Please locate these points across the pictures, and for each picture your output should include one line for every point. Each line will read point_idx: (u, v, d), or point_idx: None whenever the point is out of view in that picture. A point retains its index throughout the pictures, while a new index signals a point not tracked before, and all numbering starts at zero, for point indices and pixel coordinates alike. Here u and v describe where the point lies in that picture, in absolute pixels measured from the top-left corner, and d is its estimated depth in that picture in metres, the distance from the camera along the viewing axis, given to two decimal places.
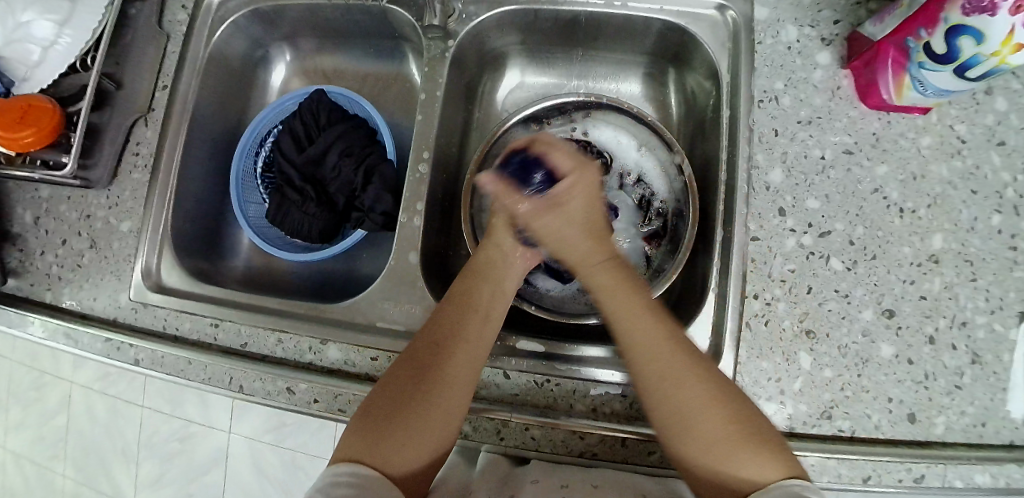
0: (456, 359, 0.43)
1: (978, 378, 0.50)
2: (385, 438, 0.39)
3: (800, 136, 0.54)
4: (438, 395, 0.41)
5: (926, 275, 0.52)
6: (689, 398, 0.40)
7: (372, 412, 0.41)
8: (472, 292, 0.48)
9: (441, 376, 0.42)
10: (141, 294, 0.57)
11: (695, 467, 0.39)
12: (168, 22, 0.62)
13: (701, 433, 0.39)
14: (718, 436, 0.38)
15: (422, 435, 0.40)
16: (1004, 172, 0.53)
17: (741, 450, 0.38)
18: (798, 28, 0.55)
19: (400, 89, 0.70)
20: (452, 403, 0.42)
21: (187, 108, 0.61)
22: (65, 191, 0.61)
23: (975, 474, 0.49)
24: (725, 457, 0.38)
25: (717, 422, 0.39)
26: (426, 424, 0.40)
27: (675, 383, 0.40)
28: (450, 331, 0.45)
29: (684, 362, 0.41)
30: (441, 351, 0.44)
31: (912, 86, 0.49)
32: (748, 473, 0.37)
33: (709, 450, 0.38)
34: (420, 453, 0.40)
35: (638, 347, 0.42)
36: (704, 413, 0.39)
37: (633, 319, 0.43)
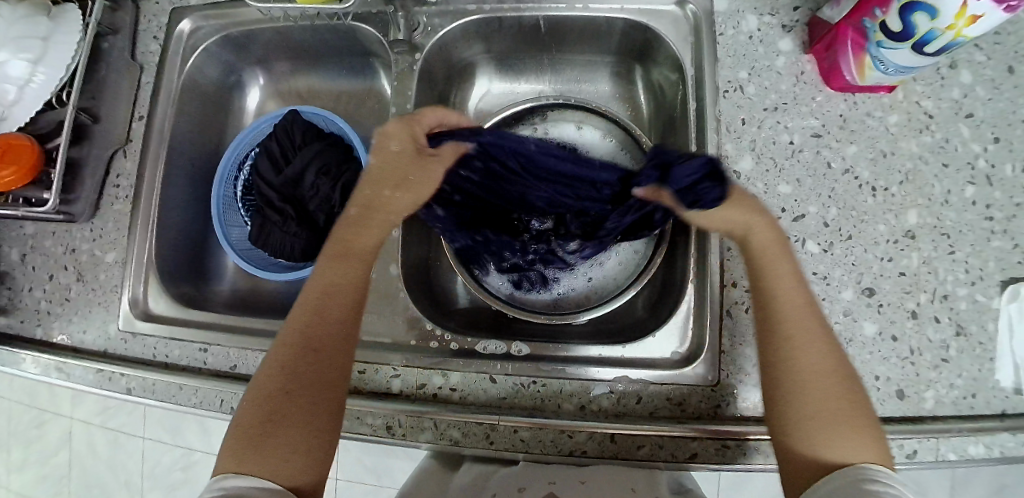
0: (325, 360, 0.42)
1: (964, 350, 0.50)
2: (264, 451, 0.37)
3: (767, 123, 0.54)
4: (316, 405, 0.40)
5: (903, 251, 0.52)
6: (829, 374, 0.40)
7: (257, 414, 0.39)
8: (337, 277, 0.45)
9: (319, 382, 0.41)
10: (128, 322, 0.57)
11: (803, 442, 0.39)
12: (141, 54, 0.63)
13: (824, 401, 0.39)
14: (835, 409, 0.39)
15: (304, 444, 0.39)
16: (974, 143, 0.53)
17: (843, 428, 0.38)
18: (758, 17, 0.56)
19: (375, 104, 0.71)
20: (336, 394, 0.41)
21: (164, 136, 0.62)
22: (49, 227, 0.61)
23: (968, 446, 0.49)
24: (834, 430, 0.38)
25: (834, 389, 0.40)
26: (307, 426, 0.39)
27: (818, 346, 0.41)
28: (322, 330, 0.42)
29: (820, 334, 0.42)
30: (311, 348, 0.42)
31: (874, 66, 0.50)
32: (851, 448, 0.37)
33: (821, 425, 0.38)
34: (313, 446, 0.39)
35: (798, 316, 0.42)
36: (831, 382, 0.40)
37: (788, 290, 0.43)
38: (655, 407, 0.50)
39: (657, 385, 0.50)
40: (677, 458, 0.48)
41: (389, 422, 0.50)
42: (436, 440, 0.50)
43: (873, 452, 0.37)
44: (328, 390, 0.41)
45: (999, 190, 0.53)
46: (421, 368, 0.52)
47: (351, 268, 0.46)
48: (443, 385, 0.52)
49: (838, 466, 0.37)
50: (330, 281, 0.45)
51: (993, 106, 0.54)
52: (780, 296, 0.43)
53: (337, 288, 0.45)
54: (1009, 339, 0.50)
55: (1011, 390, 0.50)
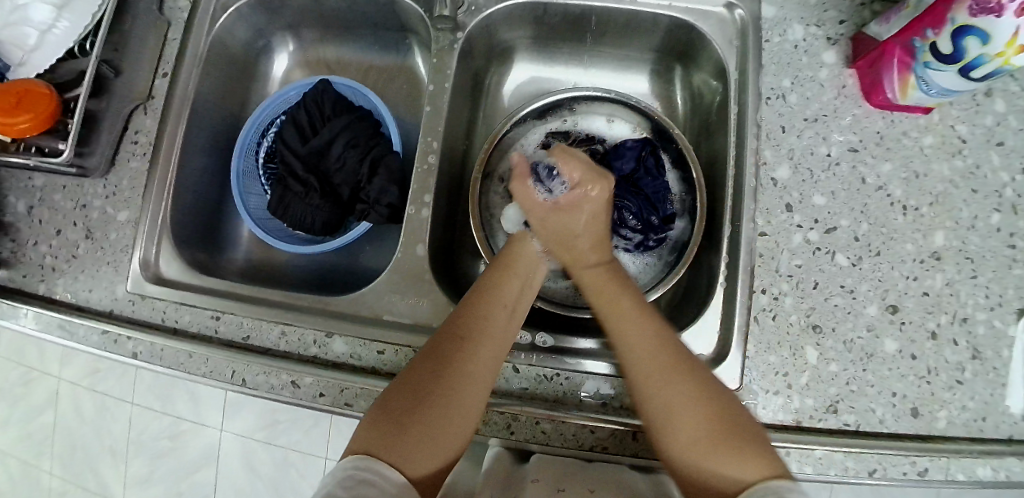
0: (477, 351, 0.43)
1: (978, 373, 0.51)
2: (409, 434, 0.37)
3: (806, 134, 0.54)
4: (444, 406, 0.40)
5: (928, 271, 0.52)
6: (684, 402, 0.41)
7: (382, 416, 0.39)
8: (498, 290, 0.48)
9: (462, 380, 0.41)
10: (138, 285, 0.55)
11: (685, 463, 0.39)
12: (169, 9, 0.61)
13: (687, 428, 0.40)
14: (704, 439, 0.39)
15: (442, 429, 0.39)
16: (1003, 172, 0.54)
17: (727, 450, 0.38)
18: (804, 28, 0.56)
19: (406, 83, 0.70)
20: (478, 396, 0.42)
21: (188, 96, 0.60)
22: (60, 179, 0.59)
23: (976, 467, 0.49)
24: (715, 454, 0.38)
25: (709, 422, 0.39)
26: (446, 419, 0.39)
27: (660, 369, 0.42)
28: (474, 333, 0.44)
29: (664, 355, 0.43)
30: (461, 347, 0.43)
31: (917, 86, 0.50)
32: (744, 466, 0.36)
33: (698, 447, 0.39)
34: (448, 443, 0.39)
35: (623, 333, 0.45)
36: (692, 402, 0.41)
37: (621, 316, 0.47)
38: None
39: None
40: None
41: None
42: None
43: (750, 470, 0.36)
44: (484, 382, 0.43)
45: None
46: None
47: (508, 283, 0.49)
48: None
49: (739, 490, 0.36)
50: (497, 293, 0.48)
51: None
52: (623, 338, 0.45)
53: (497, 299, 0.48)
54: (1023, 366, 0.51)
55: (1019, 416, 0.50)
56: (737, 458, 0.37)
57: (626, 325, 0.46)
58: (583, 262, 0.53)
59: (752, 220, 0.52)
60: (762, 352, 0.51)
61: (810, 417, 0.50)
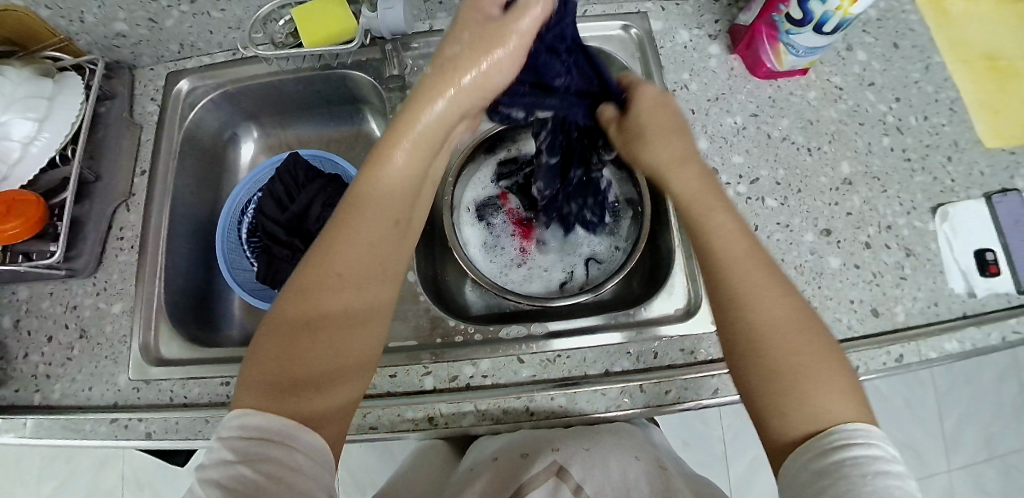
0: (341, 284, 0.40)
1: (917, 267, 0.60)
2: (290, 391, 0.37)
3: (712, 110, 0.65)
4: (322, 351, 0.38)
5: (845, 195, 0.62)
6: (784, 325, 0.40)
7: (259, 385, 0.37)
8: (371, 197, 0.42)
9: (336, 323, 0.40)
10: (141, 369, 0.57)
11: (767, 403, 0.39)
12: (139, 114, 0.66)
13: (789, 366, 0.38)
14: (796, 372, 0.38)
15: (321, 391, 0.37)
16: (880, 104, 0.66)
17: (812, 383, 0.37)
18: (688, 31, 0.68)
19: (365, 146, 0.77)
20: (356, 338, 0.40)
21: (167, 187, 0.64)
22: (46, 288, 0.60)
23: (944, 343, 0.56)
24: (814, 392, 0.37)
25: (795, 345, 0.39)
26: (325, 372, 0.38)
27: (773, 293, 0.41)
28: (344, 266, 0.41)
29: (778, 300, 0.41)
30: (327, 287, 0.40)
31: (788, 51, 0.61)
32: (829, 404, 0.37)
33: (795, 382, 0.38)
34: (337, 396, 0.38)
35: (744, 266, 0.42)
36: (790, 338, 0.39)
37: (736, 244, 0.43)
38: (672, 358, 0.54)
39: (669, 338, 0.55)
40: (701, 394, 0.52)
41: (430, 414, 0.52)
42: (478, 421, 0.52)
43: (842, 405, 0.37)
44: (363, 320, 0.41)
45: (909, 136, 0.65)
46: (451, 361, 0.55)
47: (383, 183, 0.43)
48: (474, 374, 0.54)
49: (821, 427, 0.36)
50: (369, 195, 0.42)
51: (889, 74, 0.67)
52: (722, 248, 0.44)
53: (362, 218, 0.42)
54: (952, 254, 0.60)
55: (964, 295, 0.59)
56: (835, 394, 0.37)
57: (734, 249, 0.43)
58: (679, 161, 0.49)
59: None
60: None
61: None
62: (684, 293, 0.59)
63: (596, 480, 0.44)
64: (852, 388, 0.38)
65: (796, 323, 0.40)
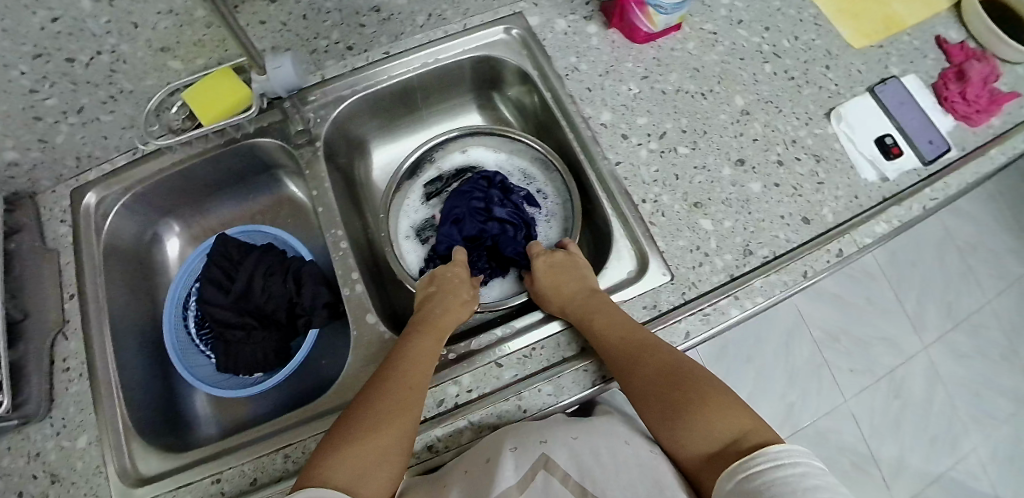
0: (388, 408, 0.48)
1: (830, 169, 0.64)
2: (343, 469, 0.44)
3: (607, 83, 0.68)
4: (365, 438, 0.46)
5: (746, 124, 0.66)
6: (661, 372, 0.49)
7: (317, 470, 0.44)
8: (409, 348, 0.53)
9: (376, 415, 0.47)
10: (124, 495, 0.54)
11: (679, 434, 0.46)
12: (52, 239, 0.64)
13: (671, 401, 0.48)
14: (676, 416, 0.47)
15: (360, 473, 0.44)
16: (753, 37, 0.71)
17: (698, 417, 0.46)
18: (564, 19, 0.71)
19: (291, 211, 0.78)
20: (391, 426, 0.47)
21: (102, 305, 0.62)
22: (1, 444, 0.56)
23: (877, 227, 0.61)
24: (707, 420, 0.46)
25: (668, 394, 0.48)
26: (366, 459, 0.45)
27: (646, 355, 0.50)
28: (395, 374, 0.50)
29: (656, 355, 0.50)
30: (379, 387, 0.49)
31: (658, 12, 0.64)
32: (720, 424, 0.45)
33: (686, 414, 0.46)
34: (373, 476, 0.44)
35: (613, 335, 0.52)
36: (671, 382, 0.49)
37: (602, 319, 0.54)
38: (638, 318, 0.57)
39: (626, 301, 0.58)
40: (674, 342, 0.56)
41: (429, 442, 0.52)
42: (477, 434, 0.52)
43: (731, 426, 0.45)
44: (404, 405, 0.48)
45: (787, 59, 0.69)
46: (434, 386, 0.54)
47: (423, 338, 0.55)
48: (460, 391, 0.54)
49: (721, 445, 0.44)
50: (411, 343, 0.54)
51: (752, 9, 0.72)
52: (604, 335, 0.52)
53: (412, 343, 0.54)
54: (854, 150, 0.64)
55: (873, 181, 0.63)
56: (722, 417, 0.46)
57: (609, 324, 0.53)
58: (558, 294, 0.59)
59: (605, 157, 0.64)
60: (671, 241, 0.60)
61: (737, 267, 0.59)
62: (630, 256, 0.62)
63: (581, 465, 0.44)
64: (746, 410, 0.46)
65: (668, 367, 0.50)
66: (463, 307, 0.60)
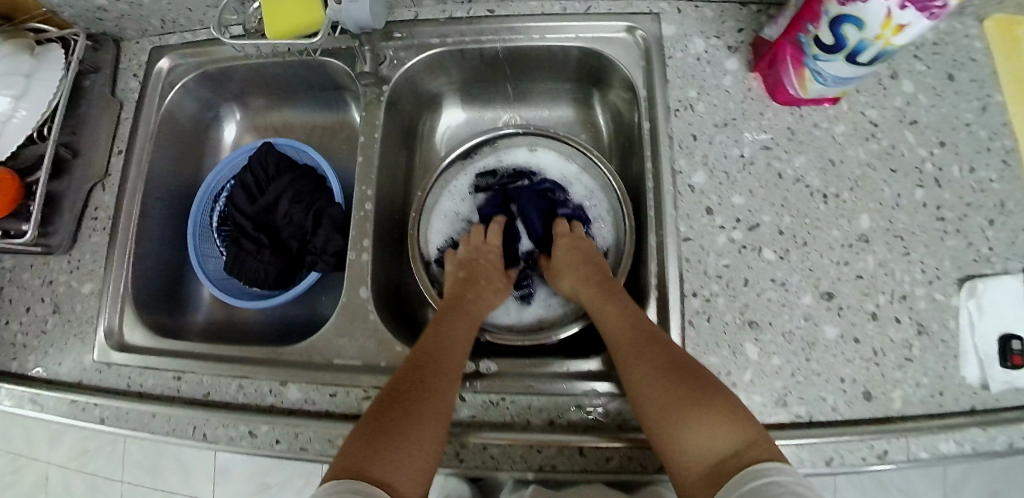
0: (419, 400, 0.44)
1: (927, 348, 0.52)
2: (382, 451, 0.40)
3: (718, 138, 0.56)
4: (413, 419, 0.43)
5: (858, 255, 0.54)
6: (653, 374, 0.45)
7: (354, 447, 0.41)
8: (439, 339, 0.51)
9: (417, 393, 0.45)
10: (104, 353, 0.58)
11: (664, 440, 0.43)
12: (121, 90, 0.66)
13: (655, 402, 0.44)
14: (688, 411, 0.43)
15: (408, 458, 0.41)
16: (920, 148, 0.56)
17: (694, 421, 0.42)
18: (705, 41, 0.58)
19: (346, 137, 0.74)
20: (439, 409, 0.44)
21: (144, 170, 0.64)
22: (28, 259, 0.62)
23: (940, 443, 0.50)
24: (699, 430, 0.42)
25: (670, 391, 0.44)
26: (408, 436, 0.42)
27: (644, 352, 0.47)
28: (428, 351, 0.49)
29: (659, 350, 0.47)
30: (421, 366, 0.47)
31: (814, 79, 0.51)
32: (711, 439, 0.41)
33: (671, 421, 0.43)
34: (419, 458, 0.41)
35: (614, 322, 0.51)
36: (659, 382, 0.45)
37: (610, 310, 0.52)
38: (624, 419, 0.50)
39: (620, 396, 0.51)
40: (646, 468, 0.48)
41: None
42: None
43: (733, 444, 0.40)
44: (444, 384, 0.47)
45: (948, 191, 0.55)
46: None
47: (455, 321, 0.53)
48: None
49: (727, 458, 0.40)
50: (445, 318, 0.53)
51: (937, 112, 0.57)
52: (609, 326, 0.51)
53: (445, 322, 0.53)
54: (971, 337, 0.53)
55: (977, 386, 0.52)
56: (719, 433, 0.41)
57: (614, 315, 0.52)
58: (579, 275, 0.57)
59: (676, 228, 0.54)
60: (702, 354, 0.51)
61: (761, 413, 0.51)
62: None
63: None
64: (757, 432, 0.41)
65: (671, 366, 0.46)
66: (491, 300, 0.58)
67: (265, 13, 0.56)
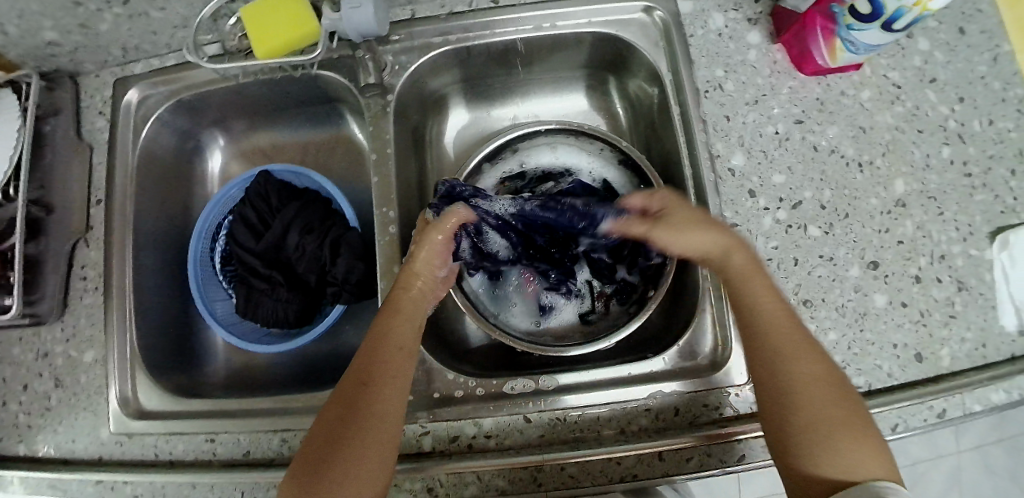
0: (373, 414, 0.41)
1: (968, 303, 0.52)
2: (325, 479, 0.38)
3: (750, 117, 0.55)
4: (354, 449, 0.39)
5: (897, 220, 0.53)
6: (818, 375, 0.40)
7: (296, 477, 0.39)
8: (386, 334, 0.45)
9: (367, 416, 0.40)
10: (122, 423, 0.53)
11: (801, 456, 0.37)
12: (88, 132, 0.59)
13: (808, 415, 0.38)
14: (833, 430, 0.37)
15: (356, 479, 0.39)
16: (942, 106, 0.56)
17: (840, 439, 0.37)
18: (723, 14, 0.57)
19: (347, 151, 0.69)
20: (380, 430, 0.40)
21: (128, 217, 0.57)
22: (13, 332, 0.56)
23: (992, 395, 0.50)
24: (841, 448, 0.37)
25: (835, 404, 0.38)
26: (335, 464, 0.39)
27: (805, 355, 0.40)
28: (381, 363, 0.43)
29: (809, 350, 0.41)
30: (368, 386, 0.42)
31: (845, 48, 0.51)
32: (856, 462, 0.36)
33: (817, 437, 0.37)
34: (364, 483, 0.39)
35: (774, 315, 0.42)
36: (826, 389, 0.39)
37: (770, 312, 0.43)
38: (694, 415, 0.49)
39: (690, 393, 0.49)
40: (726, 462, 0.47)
41: (430, 484, 0.48)
42: (481, 493, 0.47)
43: (876, 467, 0.36)
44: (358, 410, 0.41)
45: (972, 146, 0.55)
46: (450, 419, 0.49)
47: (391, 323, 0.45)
48: (477, 434, 0.49)
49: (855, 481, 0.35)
50: (399, 319, 0.46)
51: (953, 67, 0.57)
52: (767, 313, 0.43)
53: (403, 317, 0.46)
54: (1007, 288, 0.52)
55: (1014, 333, 0.51)
56: (859, 453, 0.36)
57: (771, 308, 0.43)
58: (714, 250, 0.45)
59: (721, 215, 0.53)
60: None
61: None
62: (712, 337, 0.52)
63: None
64: (887, 453, 0.37)
65: (822, 375, 0.40)
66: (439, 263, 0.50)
67: (252, 37, 0.50)
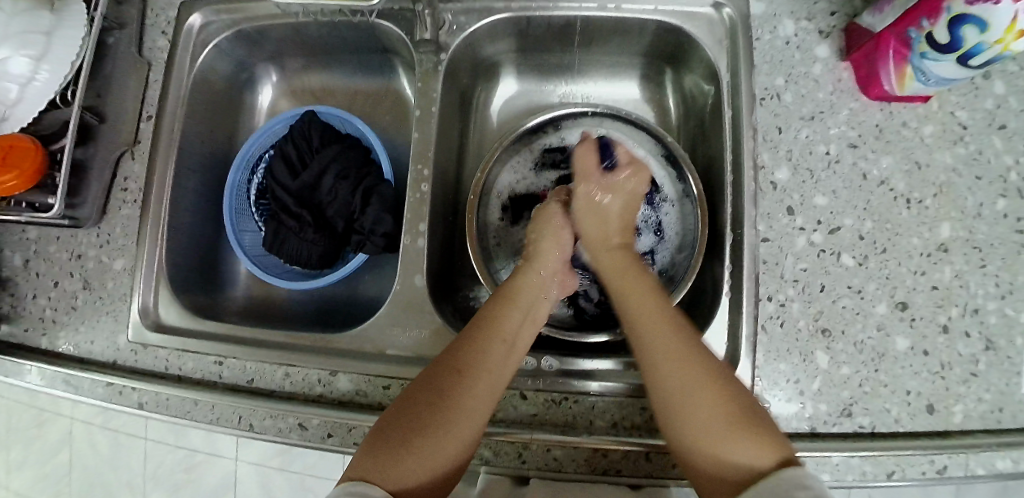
0: (463, 402, 0.42)
1: (992, 364, 0.50)
2: (399, 456, 0.40)
3: (804, 132, 0.53)
4: (433, 433, 0.41)
5: (936, 265, 0.51)
6: (693, 371, 0.42)
7: (373, 446, 0.41)
8: (496, 328, 0.47)
9: (457, 406, 0.42)
10: (138, 334, 0.55)
11: (698, 447, 0.40)
12: (148, 49, 0.61)
13: (696, 407, 0.41)
14: (720, 427, 0.39)
15: (432, 460, 0.40)
16: (1006, 156, 0.53)
17: (736, 432, 0.39)
18: (795, 23, 0.55)
19: (392, 105, 0.70)
20: (467, 423, 0.42)
21: (174, 137, 0.59)
22: (53, 231, 0.58)
23: (996, 461, 0.48)
24: (731, 438, 0.39)
25: (715, 392, 0.41)
26: (415, 445, 0.40)
27: (680, 364, 0.42)
28: (481, 359, 0.44)
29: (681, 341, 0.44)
30: (461, 377, 0.43)
31: (916, 77, 0.49)
32: (751, 450, 0.38)
33: (716, 426, 0.40)
34: (432, 470, 0.40)
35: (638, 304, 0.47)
36: (698, 382, 0.41)
37: (641, 310, 0.47)
38: None
39: None
40: None
41: None
42: None
43: (769, 454, 0.38)
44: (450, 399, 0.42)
45: None
46: None
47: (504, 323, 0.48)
48: None
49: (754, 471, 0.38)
50: (501, 320, 0.48)
51: None
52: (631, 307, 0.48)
53: (498, 329, 0.47)
54: None
55: None
56: (754, 442, 0.39)
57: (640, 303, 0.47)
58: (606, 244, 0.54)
59: (754, 228, 0.52)
60: (772, 361, 0.50)
61: (825, 422, 0.49)
62: (723, 347, 0.52)
63: None
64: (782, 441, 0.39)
65: (703, 366, 0.42)
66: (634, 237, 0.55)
67: None
